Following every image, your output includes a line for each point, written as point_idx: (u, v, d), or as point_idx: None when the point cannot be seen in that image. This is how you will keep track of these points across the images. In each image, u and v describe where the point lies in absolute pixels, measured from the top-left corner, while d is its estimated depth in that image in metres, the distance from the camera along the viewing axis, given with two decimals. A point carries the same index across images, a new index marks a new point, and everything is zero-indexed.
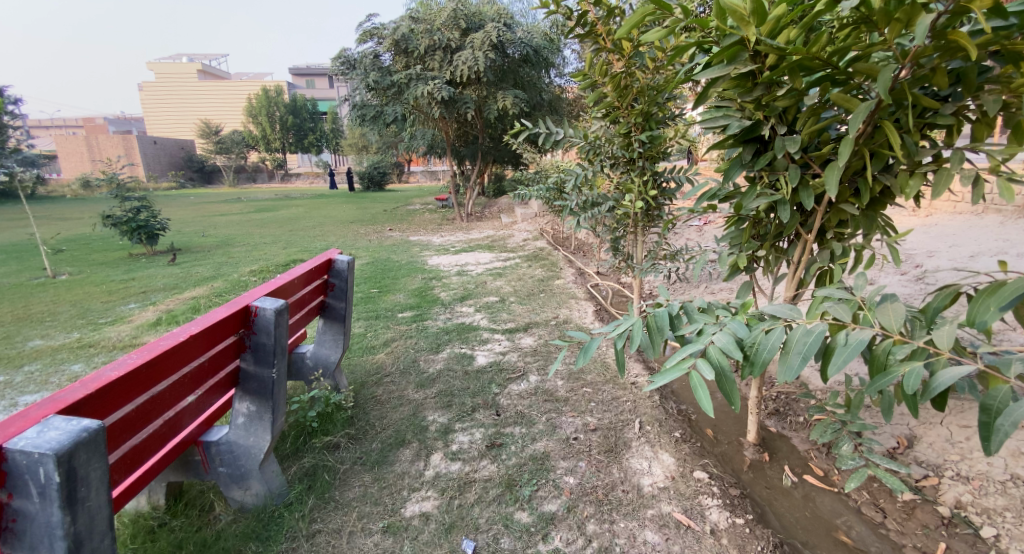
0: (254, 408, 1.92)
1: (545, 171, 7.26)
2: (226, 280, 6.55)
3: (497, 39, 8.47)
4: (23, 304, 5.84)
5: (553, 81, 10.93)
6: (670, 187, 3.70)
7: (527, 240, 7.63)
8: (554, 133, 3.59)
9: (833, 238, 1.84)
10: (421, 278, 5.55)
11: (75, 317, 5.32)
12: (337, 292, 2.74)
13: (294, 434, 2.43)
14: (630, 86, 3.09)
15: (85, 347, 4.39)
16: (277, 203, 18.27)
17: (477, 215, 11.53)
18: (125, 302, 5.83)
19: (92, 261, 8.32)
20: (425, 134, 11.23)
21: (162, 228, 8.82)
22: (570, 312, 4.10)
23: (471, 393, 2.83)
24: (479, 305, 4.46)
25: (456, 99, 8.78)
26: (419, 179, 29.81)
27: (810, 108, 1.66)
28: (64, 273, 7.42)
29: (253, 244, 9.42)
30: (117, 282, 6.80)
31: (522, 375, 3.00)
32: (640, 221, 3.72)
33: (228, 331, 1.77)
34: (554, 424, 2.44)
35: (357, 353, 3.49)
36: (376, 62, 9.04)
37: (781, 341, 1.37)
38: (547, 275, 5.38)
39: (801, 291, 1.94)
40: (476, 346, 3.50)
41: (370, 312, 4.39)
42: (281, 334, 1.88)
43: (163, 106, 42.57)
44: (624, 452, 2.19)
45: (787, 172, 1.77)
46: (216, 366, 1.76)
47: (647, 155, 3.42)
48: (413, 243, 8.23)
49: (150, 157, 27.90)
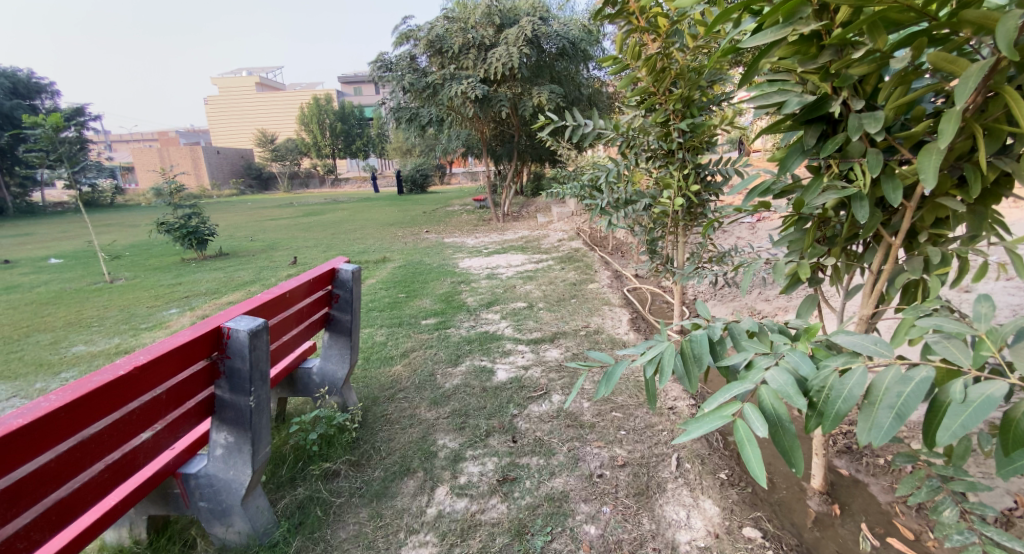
0: (232, 439, 1.68)
1: (581, 168, 6.93)
2: (263, 284, 6.55)
3: (531, 33, 8.21)
4: (75, 309, 6.00)
5: (592, 75, 10.57)
6: (716, 181, 3.30)
7: (562, 240, 7.31)
8: (583, 124, 3.26)
9: (926, 241, 1.45)
10: (450, 282, 5.34)
11: (119, 322, 5.40)
12: (342, 304, 2.51)
13: (292, 459, 2.21)
14: (667, 69, 2.80)
15: (119, 354, 4.37)
16: (324, 207, 18.72)
17: (514, 215, 11.29)
18: (167, 307, 5.90)
19: (146, 266, 8.61)
20: (461, 135, 11.10)
21: (210, 233, 9.02)
22: (603, 321, 3.74)
23: (487, 414, 2.55)
24: (506, 311, 4.17)
25: (491, 97, 8.57)
26: (461, 181, 30.10)
27: (897, 75, 1.28)
28: (119, 278, 7.68)
29: (295, 247, 9.53)
30: (164, 286, 6.94)
31: (544, 393, 2.70)
32: (680, 220, 3.34)
33: (194, 356, 1.53)
34: (577, 456, 2.12)
35: (373, 365, 3.27)
36: (412, 64, 8.96)
37: (864, 387, 1.01)
38: (581, 278, 5.04)
39: (884, 308, 1.55)
40: (498, 358, 3.22)
41: (393, 319, 4.18)
42: (259, 358, 1.63)
43: (222, 116, 44.70)
44: (657, 497, 1.84)
45: (865, 158, 1.39)
46: (182, 396, 1.53)
47: (688, 145, 3.06)
48: (447, 245, 8.06)
49: (211, 165, 29.32)
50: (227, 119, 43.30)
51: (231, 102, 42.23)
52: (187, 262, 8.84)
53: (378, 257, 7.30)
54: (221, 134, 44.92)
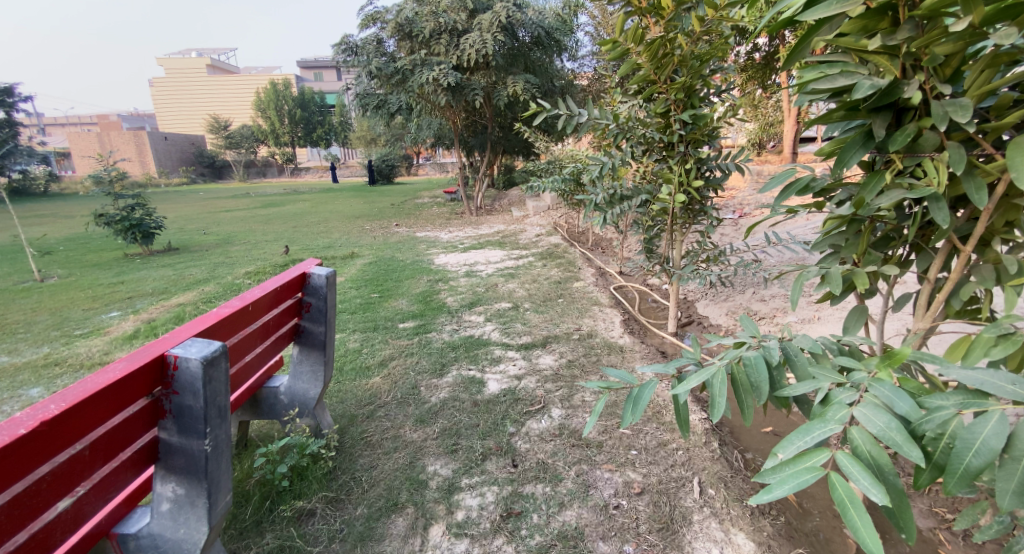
0: (182, 491, 1.39)
1: (560, 161, 6.73)
2: (219, 283, 6.05)
3: (506, 19, 7.92)
4: (1, 313, 5.36)
5: (565, 66, 10.45)
6: (714, 176, 3.14)
7: (540, 235, 7.11)
8: (578, 114, 3.02)
9: (998, 248, 1.28)
10: (426, 280, 5.05)
11: (51, 328, 4.83)
12: (314, 313, 2.20)
13: (259, 497, 1.93)
14: (670, 55, 2.62)
15: (50, 367, 3.86)
16: (285, 198, 17.94)
17: (486, 209, 10.99)
18: (108, 311, 5.34)
19: (85, 263, 7.90)
20: (430, 125, 10.71)
21: (158, 227, 8.35)
22: (595, 323, 3.55)
23: (481, 433, 2.32)
24: (489, 313, 3.94)
25: (463, 85, 8.21)
26: (428, 172, 29.56)
27: (987, 56, 1.10)
28: (53, 276, 6.99)
29: (254, 242, 8.97)
30: (105, 286, 6.34)
31: (542, 408, 2.48)
32: (678, 217, 3.18)
33: (128, 398, 1.22)
34: (588, 483, 1.91)
35: (348, 377, 2.98)
36: (379, 48, 8.46)
37: (1003, 438, 0.82)
38: (564, 276, 4.85)
39: (943, 322, 1.37)
40: (487, 367, 2.98)
41: (367, 323, 3.87)
42: (215, 391, 1.34)
43: (171, 101, 42.29)
44: (684, 532, 1.66)
45: (941, 152, 1.20)
46: (114, 446, 1.22)
47: (690, 138, 2.93)
48: (419, 239, 7.73)
49: (159, 152, 27.69)
50: (176, 104, 40.96)
51: (179, 86, 39.93)
52: (131, 258, 8.15)
53: (345, 253, 6.89)
54: (170, 120, 42.63)
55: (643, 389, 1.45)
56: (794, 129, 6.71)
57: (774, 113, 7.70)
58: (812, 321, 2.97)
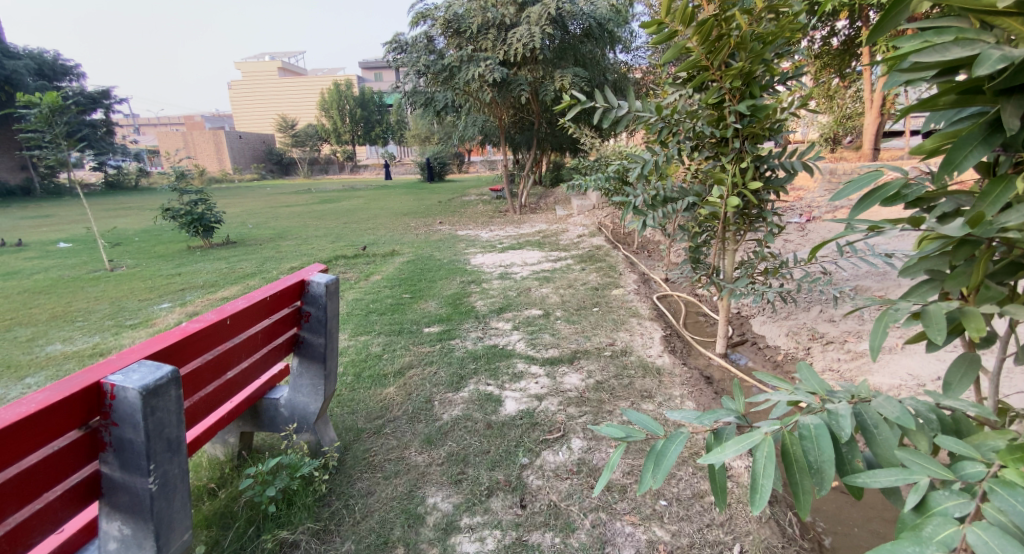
0: (129, 530, 1.23)
1: (606, 160, 6.41)
2: (264, 277, 6.10)
3: (556, 12, 7.65)
4: (66, 300, 5.58)
5: (617, 59, 10.08)
6: (775, 176, 2.77)
7: (583, 236, 6.81)
8: (618, 106, 2.73)
9: None
10: (460, 281, 4.86)
11: (105, 317, 4.94)
12: (313, 323, 2.01)
13: (244, 522, 1.79)
14: (726, 36, 2.36)
15: (94, 357, 3.86)
16: (342, 194, 18.41)
17: (532, 207, 10.77)
18: (159, 301, 5.42)
19: (150, 254, 8.24)
20: (478, 121, 10.57)
21: (218, 221, 8.64)
22: (631, 338, 3.23)
23: (490, 463, 2.09)
24: (518, 320, 3.69)
25: (510, 81, 8.04)
26: (479, 169, 29.77)
27: None
28: (121, 266, 7.31)
29: (305, 237, 9.12)
30: (163, 277, 6.53)
31: (563, 437, 2.23)
32: (732, 223, 2.82)
33: (48, 435, 1.05)
34: (605, 539, 1.64)
35: (363, 385, 2.82)
36: (429, 46, 8.41)
37: None
38: (603, 282, 4.54)
39: None
40: (507, 384, 2.74)
41: (393, 326, 3.72)
42: (160, 423, 1.16)
43: (243, 102, 44.64)
44: None
45: None
46: (34, 487, 1.06)
47: (747, 133, 2.60)
48: (461, 238, 7.59)
49: (232, 149, 29.26)
50: (248, 104, 43.16)
51: (252, 86, 42.01)
52: (192, 250, 8.46)
53: (386, 251, 6.85)
54: (243, 119, 45.07)
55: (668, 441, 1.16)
56: (874, 122, 6.05)
57: (851, 104, 7.02)
58: (893, 350, 2.52)
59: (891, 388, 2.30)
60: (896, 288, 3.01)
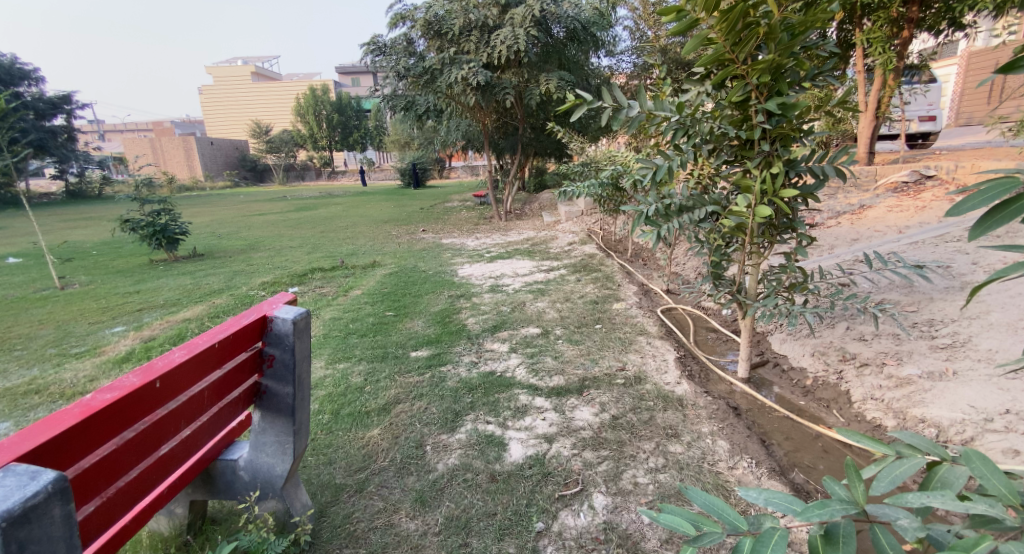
0: None
1: (597, 165, 6.13)
2: (232, 294, 5.61)
3: (540, 13, 7.38)
4: (7, 325, 5.02)
5: (600, 63, 9.86)
6: (805, 182, 2.47)
7: (573, 243, 6.51)
8: (628, 106, 2.39)
9: None
10: (447, 296, 4.50)
11: (48, 344, 4.40)
12: (278, 369, 1.62)
13: None
14: (755, 25, 2.03)
15: (28, 395, 3.35)
16: (318, 201, 17.79)
17: (517, 213, 10.44)
18: (113, 324, 4.91)
19: (109, 269, 7.65)
20: (460, 126, 10.24)
21: (183, 232, 8.06)
22: (643, 361, 2.92)
23: (498, 530, 1.74)
24: (514, 341, 3.34)
25: (494, 84, 7.74)
26: (459, 176, 29.39)
27: None
28: (74, 283, 6.72)
29: (278, 248, 8.61)
30: (120, 295, 5.99)
31: (583, 493, 1.89)
32: (756, 236, 2.52)
33: None
34: None
35: (342, 426, 2.43)
36: (409, 48, 8.07)
37: None
38: (602, 295, 4.23)
39: None
40: (509, 421, 2.39)
41: (376, 350, 3.34)
42: None
43: (214, 107, 43.47)
44: None
45: None
46: None
47: (776, 134, 2.29)
48: (445, 247, 7.21)
49: (204, 156, 28.34)
50: (220, 109, 42.07)
51: (224, 93, 40.95)
52: (155, 264, 7.88)
53: (365, 262, 6.43)
54: (215, 125, 43.85)
55: (760, 543, 0.83)
56: (869, 125, 5.88)
57: None
58: (944, 377, 2.26)
59: (951, 423, 2.04)
60: (929, 302, 2.75)
